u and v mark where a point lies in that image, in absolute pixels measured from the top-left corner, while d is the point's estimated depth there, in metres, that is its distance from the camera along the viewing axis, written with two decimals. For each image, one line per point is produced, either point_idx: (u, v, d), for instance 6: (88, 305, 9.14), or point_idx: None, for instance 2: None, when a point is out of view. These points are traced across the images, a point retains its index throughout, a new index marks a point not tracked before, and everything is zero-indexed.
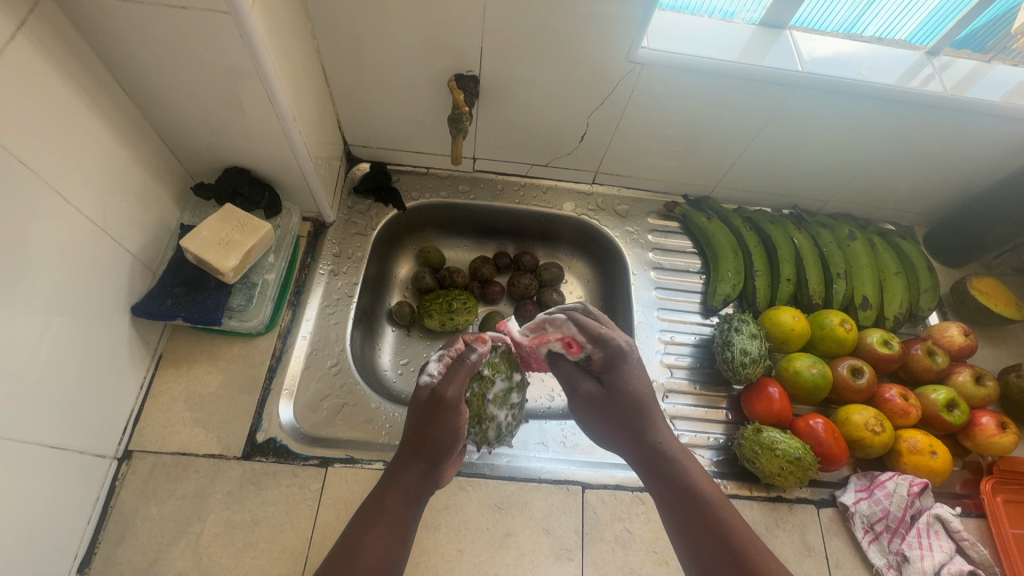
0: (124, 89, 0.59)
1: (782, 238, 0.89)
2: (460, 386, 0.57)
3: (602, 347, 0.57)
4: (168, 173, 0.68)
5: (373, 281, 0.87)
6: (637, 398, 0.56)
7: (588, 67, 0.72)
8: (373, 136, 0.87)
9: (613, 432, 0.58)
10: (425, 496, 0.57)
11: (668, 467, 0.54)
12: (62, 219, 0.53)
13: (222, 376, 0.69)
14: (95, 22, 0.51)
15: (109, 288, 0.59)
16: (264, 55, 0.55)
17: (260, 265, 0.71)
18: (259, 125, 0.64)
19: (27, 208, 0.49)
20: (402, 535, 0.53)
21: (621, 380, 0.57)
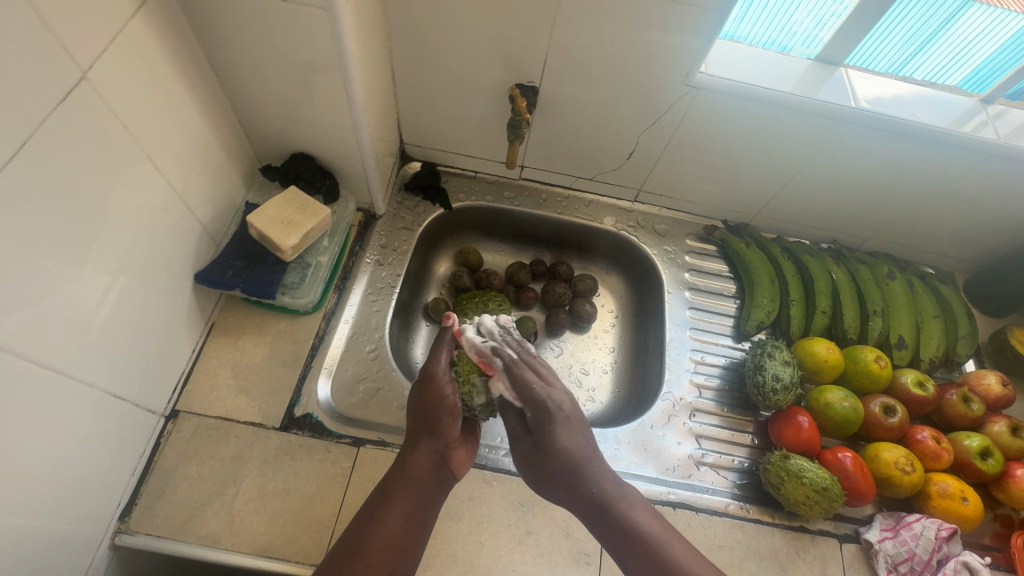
0: (212, 69, 0.63)
1: (819, 271, 0.90)
2: (442, 363, 0.66)
3: (534, 407, 0.63)
4: (241, 152, 0.72)
5: (415, 275, 0.90)
6: (571, 457, 0.59)
7: (647, 85, 0.74)
8: (428, 137, 0.91)
9: (548, 486, 0.61)
10: (436, 483, 0.60)
11: (610, 512, 0.57)
12: (145, 183, 0.56)
13: (268, 349, 0.72)
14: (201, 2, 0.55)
15: (178, 253, 0.63)
16: (348, 48, 0.59)
17: (314, 246, 0.73)
18: (331, 115, 0.68)
19: (119, 168, 0.52)
20: (417, 522, 0.57)
21: (551, 437, 0.60)
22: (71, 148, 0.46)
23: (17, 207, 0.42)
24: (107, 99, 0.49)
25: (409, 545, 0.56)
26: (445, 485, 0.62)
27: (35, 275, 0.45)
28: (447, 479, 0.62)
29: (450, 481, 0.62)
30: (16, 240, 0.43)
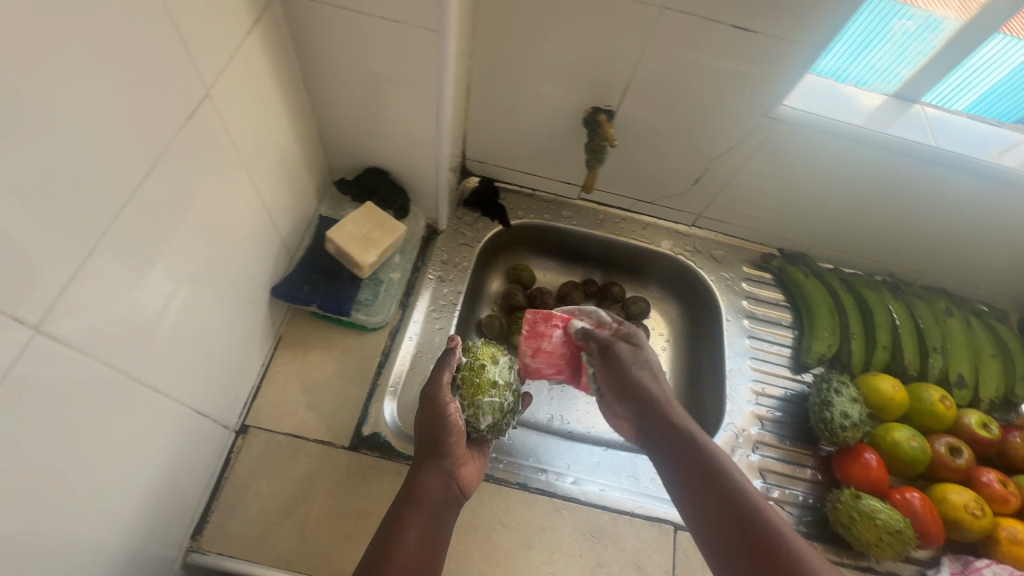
0: (304, 82, 0.62)
1: (878, 305, 0.90)
2: (441, 382, 0.63)
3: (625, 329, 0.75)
4: (318, 164, 0.71)
5: (472, 291, 0.91)
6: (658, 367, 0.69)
7: (725, 115, 0.74)
8: (491, 153, 0.90)
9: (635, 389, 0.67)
10: (446, 503, 0.58)
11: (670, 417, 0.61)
12: (240, 198, 0.55)
13: (335, 365, 0.71)
14: (307, 18, 0.54)
15: (259, 268, 0.62)
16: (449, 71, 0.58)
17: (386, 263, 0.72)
18: (415, 133, 0.67)
19: (223, 184, 0.51)
20: (431, 542, 0.54)
21: (644, 348, 0.72)
22: (191, 164, 0.46)
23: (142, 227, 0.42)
24: (221, 115, 0.48)
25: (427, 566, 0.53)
26: (456, 504, 0.60)
27: (150, 294, 0.44)
28: (456, 497, 0.60)
29: (460, 501, 0.60)
30: (138, 259, 0.42)
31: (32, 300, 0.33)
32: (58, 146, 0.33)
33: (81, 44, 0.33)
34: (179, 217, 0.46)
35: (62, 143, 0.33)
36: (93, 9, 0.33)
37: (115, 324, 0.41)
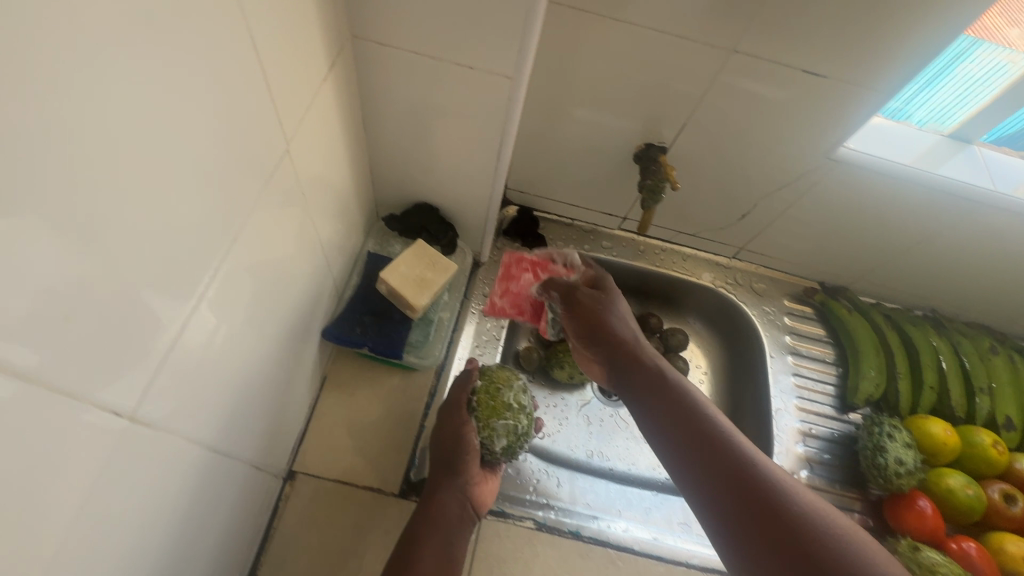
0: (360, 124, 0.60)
1: (923, 342, 0.88)
2: (462, 401, 0.64)
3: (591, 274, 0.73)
4: (366, 200, 0.70)
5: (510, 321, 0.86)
6: (624, 316, 0.68)
7: (781, 153, 0.73)
8: (532, 183, 0.89)
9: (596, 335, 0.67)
10: (461, 522, 0.58)
11: (630, 360, 0.63)
12: (303, 242, 0.54)
13: (382, 407, 0.69)
14: (374, 61, 0.53)
15: (313, 311, 0.60)
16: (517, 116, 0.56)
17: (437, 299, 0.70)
18: (471, 171, 0.66)
19: (290, 231, 0.50)
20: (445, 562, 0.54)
21: (615, 299, 0.70)
22: (266, 216, 0.44)
23: (228, 286, 0.40)
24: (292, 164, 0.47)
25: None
26: (469, 523, 0.60)
27: (231, 352, 0.43)
28: (470, 518, 0.60)
29: (474, 521, 0.60)
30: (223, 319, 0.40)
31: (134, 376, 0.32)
32: (167, 215, 0.31)
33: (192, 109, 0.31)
34: (256, 272, 0.44)
35: (170, 211, 0.32)
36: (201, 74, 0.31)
37: (201, 388, 0.40)
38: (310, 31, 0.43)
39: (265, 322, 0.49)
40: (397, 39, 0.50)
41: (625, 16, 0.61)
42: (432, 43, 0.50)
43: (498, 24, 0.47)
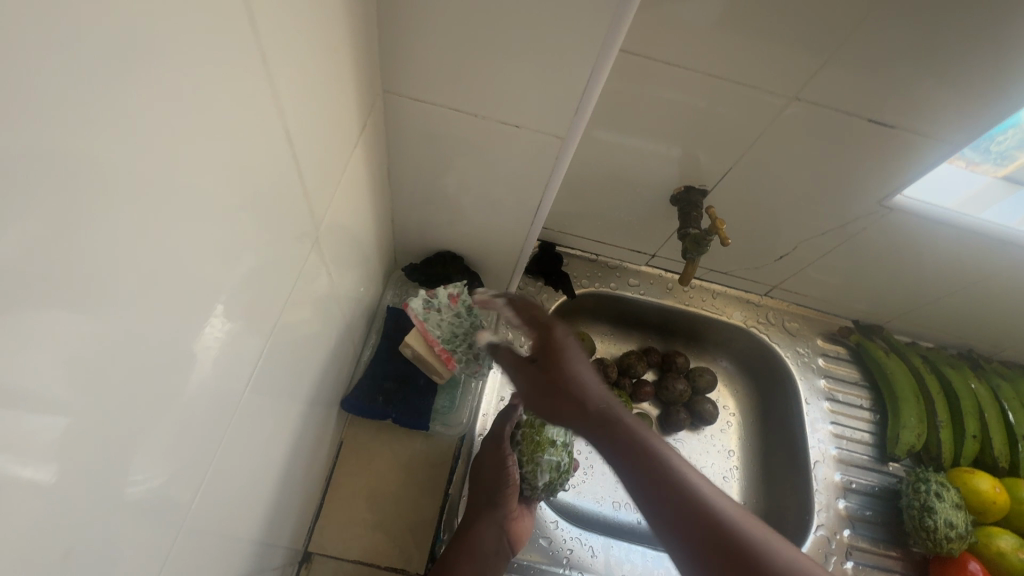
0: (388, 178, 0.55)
1: (964, 386, 0.85)
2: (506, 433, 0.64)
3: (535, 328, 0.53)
4: (388, 249, 0.64)
5: None
6: (561, 358, 0.50)
7: (828, 195, 0.69)
8: (557, 218, 0.83)
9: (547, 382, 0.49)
10: (495, 554, 0.61)
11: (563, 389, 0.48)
12: (324, 315, 0.48)
13: (404, 474, 0.64)
14: (410, 116, 0.48)
15: (332, 382, 0.55)
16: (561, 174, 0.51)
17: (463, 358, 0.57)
18: (504, 223, 0.60)
19: (314, 308, 0.45)
20: None
21: (562, 363, 0.49)
22: (295, 305, 0.39)
23: (251, 395, 0.35)
24: (321, 240, 0.41)
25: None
26: (504, 554, 0.62)
27: (250, 458, 0.38)
28: (505, 549, 0.62)
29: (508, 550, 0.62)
30: (244, 431, 0.35)
31: (163, 527, 0.27)
32: (202, 342, 0.27)
33: (235, 220, 0.26)
34: (280, 365, 0.39)
35: (206, 338, 0.27)
36: (249, 180, 0.27)
37: (223, 508, 0.35)
38: (350, 99, 0.38)
39: (286, 411, 0.43)
40: (441, 98, 0.45)
41: (678, 59, 0.57)
42: (479, 103, 0.45)
43: (558, 89, 0.42)
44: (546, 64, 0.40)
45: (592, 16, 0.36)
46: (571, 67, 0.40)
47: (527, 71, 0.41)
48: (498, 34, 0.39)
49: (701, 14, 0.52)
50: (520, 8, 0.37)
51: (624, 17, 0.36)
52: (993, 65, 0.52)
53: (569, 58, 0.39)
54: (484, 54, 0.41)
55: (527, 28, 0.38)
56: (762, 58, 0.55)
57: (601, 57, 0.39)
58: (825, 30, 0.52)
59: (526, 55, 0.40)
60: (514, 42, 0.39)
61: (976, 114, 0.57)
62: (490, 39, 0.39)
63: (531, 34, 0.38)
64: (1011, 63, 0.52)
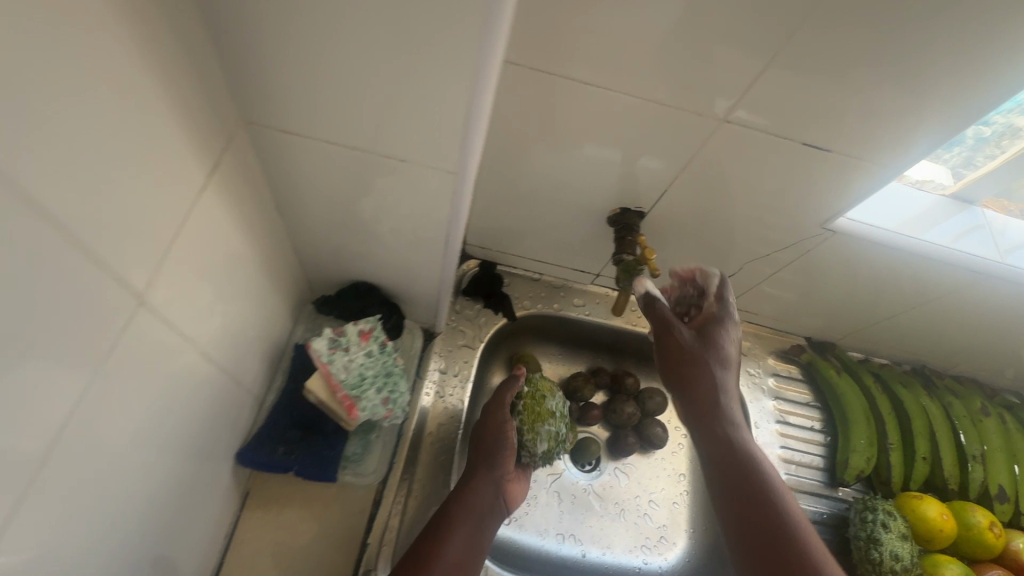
0: (282, 215, 0.50)
1: (915, 406, 0.82)
2: (505, 400, 0.68)
3: (718, 304, 0.60)
4: (298, 283, 0.60)
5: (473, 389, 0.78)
6: (726, 359, 0.57)
7: (770, 215, 0.66)
8: (496, 238, 0.79)
9: (704, 386, 0.57)
10: (491, 512, 0.62)
11: (706, 386, 0.56)
12: (210, 374, 0.44)
13: (317, 525, 0.59)
14: (289, 156, 0.43)
15: (223, 438, 0.49)
16: (462, 208, 0.46)
17: (367, 407, 0.51)
18: (415, 256, 0.55)
19: (191, 369, 0.40)
20: (475, 546, 0.58)
21: (719, 337, 0.58)
22: (140, 373, 0.34)
23: (67, 489, 0.30)
24: (186, 298, 0.37)
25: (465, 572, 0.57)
26: (498, 514, 0.64)
27: (80, 554, 0.33)
28: (501, 509, 0.64)
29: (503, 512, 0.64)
30: (61, 528, 0.30)
31: None
32: None
33: None
34: (126, 443, 0.34)
35: None
36: None
37: None
38: (194, 145, 0.34)
39: (150, 487, 0.39)
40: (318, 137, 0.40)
41: (598, 79, 0.54)
42: (361, 142, 0.40)
43: (439, 128, 0.37)
44: (420, 103, 0.36)
45: (456, 50, 0.32)
46: (447, 106, 0.36)
47: (401, 108, 0.36)
48: (360, 72, 0.34)
49: (616, 33, 0.49)
50: (376, 44, 0.32)
51: (491, 43, 0.31)
52: (921, 87, 0.50)
53: (443, 96, 0.35)
54: (349, 92, 0.36)
55: (390, 64, 0.33)
56: (685, 78, 0.52)
57: (477, 94, 0.34)
58: (746, 51, 0.49)
59: (397, 93, 0.35)
60: (380, 79, 0.35)
61: (911, 138, 0.55)
62: (352, 77, 0.35)
63: (397, 71, 0.34)
64: (938, 81, 0.50)
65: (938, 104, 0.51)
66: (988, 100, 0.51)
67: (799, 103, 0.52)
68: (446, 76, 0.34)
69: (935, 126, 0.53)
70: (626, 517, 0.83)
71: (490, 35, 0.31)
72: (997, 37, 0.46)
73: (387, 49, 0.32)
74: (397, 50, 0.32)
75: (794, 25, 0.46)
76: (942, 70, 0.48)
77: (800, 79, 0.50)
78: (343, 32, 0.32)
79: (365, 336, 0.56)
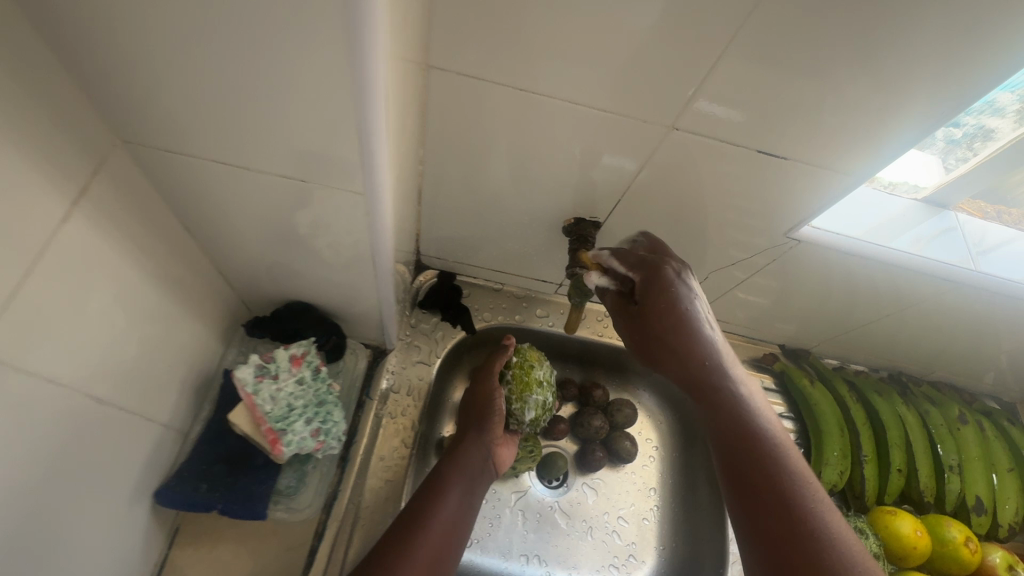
0: (193, 236, 0.47)
1: (890, 415, 0.79)
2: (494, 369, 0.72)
3: (640, 274, 0.53)
4: (226, 305, 0.56)
5: (431, 404, 0.75)
6: (683, 323, 0.50)
7: (731, 221, 0.63)
8: (451, 248, 0.76)
9: (671, 363, 0.51)
10: (480, 474, 0.67)
11: (674, 363, 0.50)
12: (106, 413, 0.40)
13: (252, 562, 0.55)
14: (186, 176, 0.39)
15: (136, 477, 0.46)
16: (383, 228, 0.43)
17: (293, 440, 0.48)
18: (347, 274, 0.52)
19: (75, 411, 0.37)
20: (465, 507, 0.62)
21: (660, 305, 0.50)
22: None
23: None
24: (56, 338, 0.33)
25: (460, 529, 0.60)
26: (486, 476, 0.68)
27: None
28: (489, 471, 0.69)
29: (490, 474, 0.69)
30: None
31: None
32: None
33: None
34: None
35: None
36: None
37: None
38: (44, 172, 0.30)
39: (28, 543, 0.35)
40: (212, 157, 0.37)
41: (532, 85, 0.50)
42: (258, 161, 0.37)
43: (336, 146, 0.34)
44: (308, 120, 0.32)
45: (329, 65, 0.29)
46: (336, 124, 0.32)
47: (289, 126, 0.33)
48: (234, 88, 0.31)
49: (545, 36, 0.46)
50: (243, 59, 0.29)
51: (373, 57, 0.28)
52: (874, 92, 0.47)
53: (330, 113, 0.32)
54: (230, 110, 0.33)
55: (263, 79, 0.30)
56: (624, 82, 0.49)
57: (364, 113, 0.31)
58: (682, 54, 0.46)
59: (280, 110, 0.32)
60: (258, 96, 0.31)
61: (870, 143, 0.52)
62: (227, 94, 0.31)
63: (273, 87, 0.30)
64: (897, 84, 0.46)
65: (892, 108, 0.48)
66: (947, 105, 0.48)
67: (745, 107, 0.49)
68: (330, 92, 0.30)
69: (892, 133, 0.50)
70: (595, 535, 0.80)
71: (361, 47, 0.27)
72: (951, 37, 0.43)
73: (257, 64, 0.29)
74: (267, 66, 0.29)
75: (729, 27, 0.43)
76: (893, 72, 0.45)
77: (744, 83, 0.47)
78: (202, 47, 0.28)
79: (296, 362, 0.52)
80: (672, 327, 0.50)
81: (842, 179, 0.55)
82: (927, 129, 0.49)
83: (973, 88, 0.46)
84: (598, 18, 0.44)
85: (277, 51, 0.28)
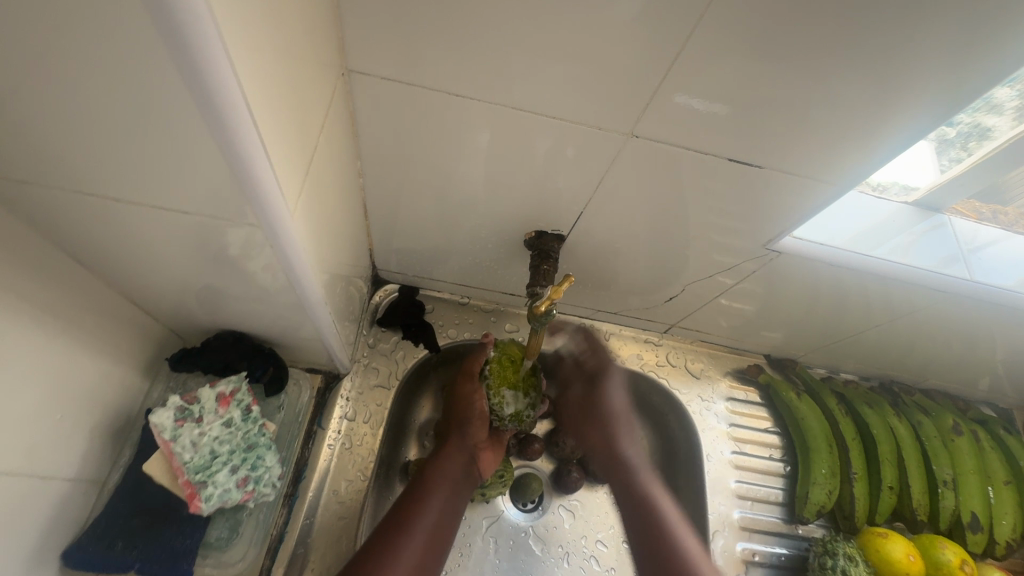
0: (90, 269, 0.41)
1: (880, 427, 0.75)
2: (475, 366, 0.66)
3: (593, 357, 0.74)
4: (149, 336, 0.51)
5: (394, 426, 0.69)
6: (606, 412, 0.73)
7: (704, 230, 0.58)
8: (410, 261, 0.70)
9: (603, 442, 0.72)
10: (464, 480, 0.61)
11: (607, 456, 0.70)
12: None
13: None
14: (60, 205, 0.34)
15: (37, 541, 0.40)
16: (292, 246, 0.38)
17: (212, 495, 0.47)
18: (279, 300, 0.47)
19: None
20: (449, 516, 0.57)
21: (603, 391, 0.73)
22: None
23: None
24: None
25: (445, 538, 0.56)
26: (473, 484, 0.62)
27: None
28: (475, 478, 0.63)
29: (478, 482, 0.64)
30: None
31: None
32: None
33: None
34: None
35: None
36: None
37: None
38: None
39: None
40: (81, 181, 0.32)
41: (469, 89, 0.46)
42: (135, 184, 0.32)
43: (210, 161, 0.30)
44: (169, 134, 0.28)
45: (174, 67, 0.24)
46: (200, 137, 0.28)
47: (152, 142, 0.29)
48: (76, 102, 0.26)
49: (486, 29, 0.41)
50: (72, 67, 0.25)
51: (214, 60, 0.24)
52: (845, 92, 0.42)
53: (190, 125, 0.27)
54: (80, 128, 0.28)
55: (104, 91, 0.26)
56: (568, 83, 0.44)
57: (222, 128, 0.27)
58: (627, 51, 0.41)
59: (136, 124, 0.28)
60: (106, 110, 0.27)
61: (856, 149, 0.47)
62: (71, 110, 0.27)
63: (117, 100, 0.26)
64: (885, 82, 0.41)
65: (866, 110, 0.43)
66: (935, 106, 0.43)
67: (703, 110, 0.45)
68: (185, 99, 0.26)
69: (878, 136, 0.45)
70: (572, 561, 0.75)
71: (188, 52, 0.23)
72: (927, 28, 0.38)
73: (89, 72, 0.25)
74: (103, 74, 0.25)
75: (676, 21, 0.39)
76: (865, 72, 0.41)
77: (700, 83, 0.43)
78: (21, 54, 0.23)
79: (224, 403, 0.49)
80: (599, 418, 0.73)
81: (824, 187, 0.51)
82: (912, 133, 0.45)
83: (959, 86, 0.41)
84: (531, 13, 0.40)
85: (108, 55, 0.24)
